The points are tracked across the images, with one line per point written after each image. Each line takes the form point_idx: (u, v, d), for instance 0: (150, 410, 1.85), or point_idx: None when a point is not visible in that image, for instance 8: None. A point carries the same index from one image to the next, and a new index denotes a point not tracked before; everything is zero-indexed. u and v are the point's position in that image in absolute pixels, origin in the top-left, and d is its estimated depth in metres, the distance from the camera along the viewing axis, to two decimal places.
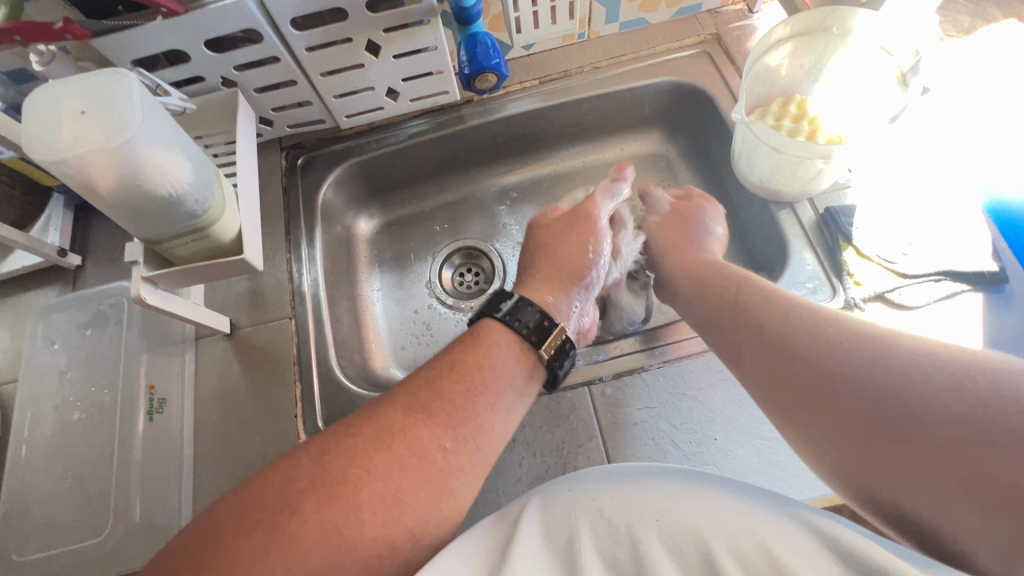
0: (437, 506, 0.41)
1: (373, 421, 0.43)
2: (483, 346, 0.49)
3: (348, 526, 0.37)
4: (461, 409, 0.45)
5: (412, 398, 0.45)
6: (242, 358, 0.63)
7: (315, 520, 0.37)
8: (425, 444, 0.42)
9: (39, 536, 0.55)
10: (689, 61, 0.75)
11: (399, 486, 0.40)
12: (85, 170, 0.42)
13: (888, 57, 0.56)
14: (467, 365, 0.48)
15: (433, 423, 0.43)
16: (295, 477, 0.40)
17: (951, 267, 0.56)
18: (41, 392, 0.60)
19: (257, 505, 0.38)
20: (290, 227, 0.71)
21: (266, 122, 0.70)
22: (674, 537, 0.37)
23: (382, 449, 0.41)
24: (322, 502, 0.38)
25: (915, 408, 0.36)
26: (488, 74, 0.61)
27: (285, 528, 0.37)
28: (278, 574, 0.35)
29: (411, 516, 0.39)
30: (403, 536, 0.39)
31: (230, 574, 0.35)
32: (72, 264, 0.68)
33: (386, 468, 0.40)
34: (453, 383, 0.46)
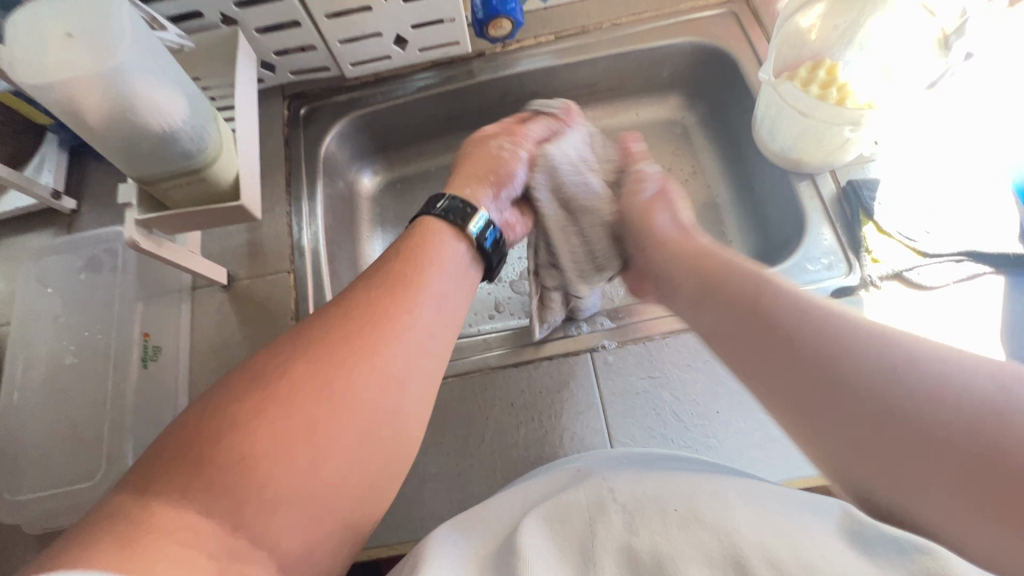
0: (415, 357, 0.41)
1: (337, 303, 0.42)
2: (431, 234, 0.49)
3: (331, 385, 0.36)
4: (422, 282, 0.45)
5: (371, 281, 0.44)
6: (238, 310, 0.62)
7: (300, 383, 0.36)
8: (389, 311, 0.41)
9: (33, 477, 0.54)
10: (713, 21, 0.71)
11: (371, 342, 0.39)
12: (73, 98, 0.40)
13: (931, 18, 0.52)
14: (420, 246, 0.48)
15: (397, 295, 0.43)
16: (274, 355, 0.38)
17: (975, 248, 0.53)
18: (35, 334, 0.59)
19: (237, 386, 0.36)
20: (291, 179, 0.69)
21: (268, 66, 0.67)
22: (698, 531, 0.35)
23: (348, 322, 0.40)
24: (305, 368, 0.37)
25: (882, 387, 0.32)
26: (503, 20, 0.58)
27: (274, 390, 0.35)
28: (288, 428, 0.34)
29: (390, 364, 0.39)
30: (389, 381, 0.38)
31: (228, 446, 0.32)
32: (67, 208, 0.66)
33: (360, 327, 0.40)
34: (404, 264, 0.46)
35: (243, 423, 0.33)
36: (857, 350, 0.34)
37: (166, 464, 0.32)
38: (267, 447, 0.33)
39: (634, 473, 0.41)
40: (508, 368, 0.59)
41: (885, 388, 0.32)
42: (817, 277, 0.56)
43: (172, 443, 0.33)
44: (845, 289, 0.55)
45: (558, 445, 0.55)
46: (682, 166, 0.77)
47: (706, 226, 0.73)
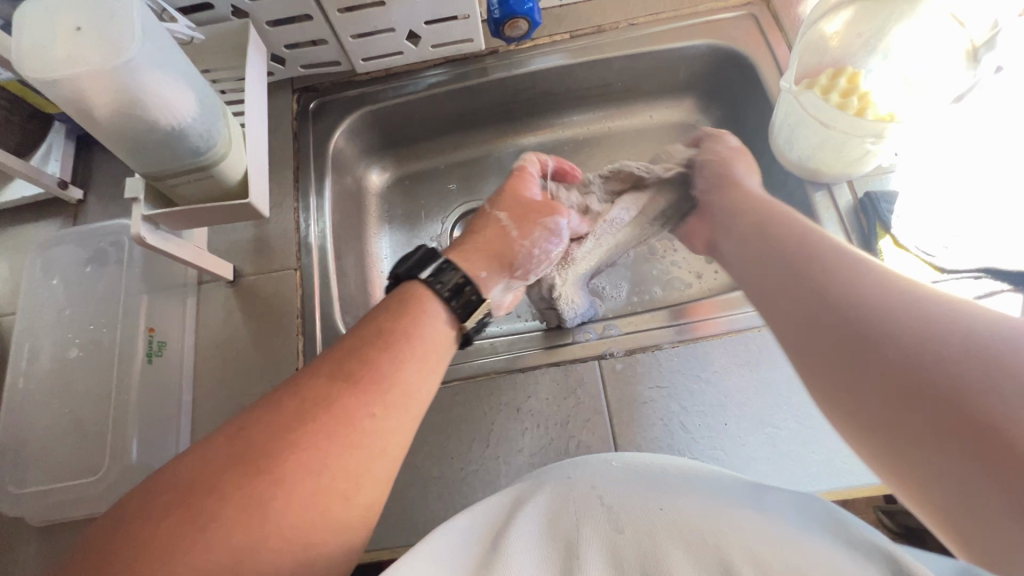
0: (379, 431, 0.39)
1: (295, 380, 0.40)
2: (415, 304, 0.46)
3: (285, 476, 0.34)
4: (395, 361, 0.42)
5: (342, 347, 0.42)
6: (244, 307, 0.62)
7: (245, 485, 0.34)
8: (357, 385, 0.39)
9: (36, 470, 0.54)
10: (732, 24, 0.69)
11: (327, 424, 0.37)
12: (82, 93, 0.39)
13: (960, 28, 0.51)
14: (404, 303, 0.46)
15: (372, 361, 0.41)
16: (230, 438, 0.36)
17: (993, 264, 0.52)
18: (40, 325, 0.59)
19: (181, 485, 0.34)
20: (299, 174, 0.68)
21: (278, 60, 0.66)
22: (682, 533, 0.35)
23: (299, 417, 0.37)
24: (253, 458, 0.35)
25: (896, 340, 0.33)
26: (520, 20, 0.57)
27: (219, 491, 0.33)
28: (227, 533, 0.32)
29: (352, 442, 0.37)
30: (350, 465, 0.37)
31: (164, 563, 0.31)
32: (74, 198, 0.66)
33: (320, 408, 0.38)
34: (380, 325, 0.44)
35: (180, 529, 0.32)
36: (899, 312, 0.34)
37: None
38: (203, 551, 0.32)
39: (623, 469, 0.41)
40: (515, 373, 0.58)
41: (913, 347, 0.32)
42: None
43: (102, 564, 0.31)
44: None
45: (563, 453, 0.54)
46: None
47: None
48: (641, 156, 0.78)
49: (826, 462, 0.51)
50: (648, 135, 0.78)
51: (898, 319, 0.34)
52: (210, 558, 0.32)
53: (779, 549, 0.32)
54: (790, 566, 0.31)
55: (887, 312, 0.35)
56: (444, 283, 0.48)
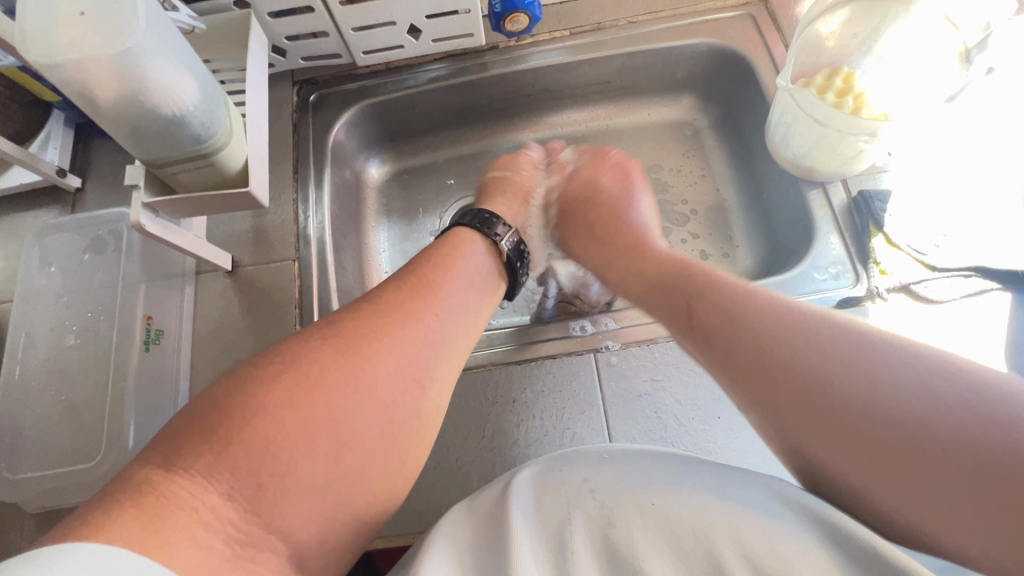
0: (434, 362, 0.44)
1: (367, 304, 0.45)
2: (455, 245, 0.54)
3: (362, 378, 0.39)
4: (442, 287, 0.48)
5: (399, 284, 0.48)
6: (242, 297, 0.62)
7: (329, 376, 0.39)
8: (413, 313, 0.45)
9: (31, 456, 0.54)
10: (730, 23, 0.70)
11: (397, 342, 0.43)
12: (85, 79, 0.39)
13: (954, 31, 0.52)
14: (445, 254, 0.53)
15: (422, 298, 0.47)
16: (306, 347, 0.40)
17: (983, 263, 0.53)
18: (37, 312, 0.59)
19: (272, 371, 0.38)
20: (299, 166, 0.69)
21: (279, 51, 0.67)
22: (672, 524, 0.35)
23: (364, 335, 0.42)
24: (336, 360, 0.40)
25: (878, 401, 0.34)
26: (521, 14, 0.58)
27: (305, 378, 0.38)
28: (307, 417, 0.36)
29: (416, 367, 0.42)
30: (410, 383, 0.42)
31: (255, 429, 0.35)
32: (72, 186, 0.66)
33: (388, 328, 0.43)
34: (433, 267, 0.50)
35: (267, 408, 0.36)
36: (864, 365, 0.35)
37: (193, 438, 0.34)
38: (300, 451, 0.35)
39: (620, 466, 0.40)
40: (511, 365, 0.59)
41: (893, 408, 0.33)
42: (823, 286, 0.56)
43: (198, 429, 0.35)
44: (851, 299, 0.54)
45: (558, 445, 0.55)
46: (691, 168, 0.76)
47: (713, 230, 0.72)
48: (639, 153, 0.78)
49: None
50: (645, 133, 0.79)
51: (873, 370, 0.35)
52: (303, 462, 0.35)
53: (771, 545, 0.33)
54: (777, 562, 0.32)
55: (863, 364, 0.35)
56: (487, 226, 0.58)
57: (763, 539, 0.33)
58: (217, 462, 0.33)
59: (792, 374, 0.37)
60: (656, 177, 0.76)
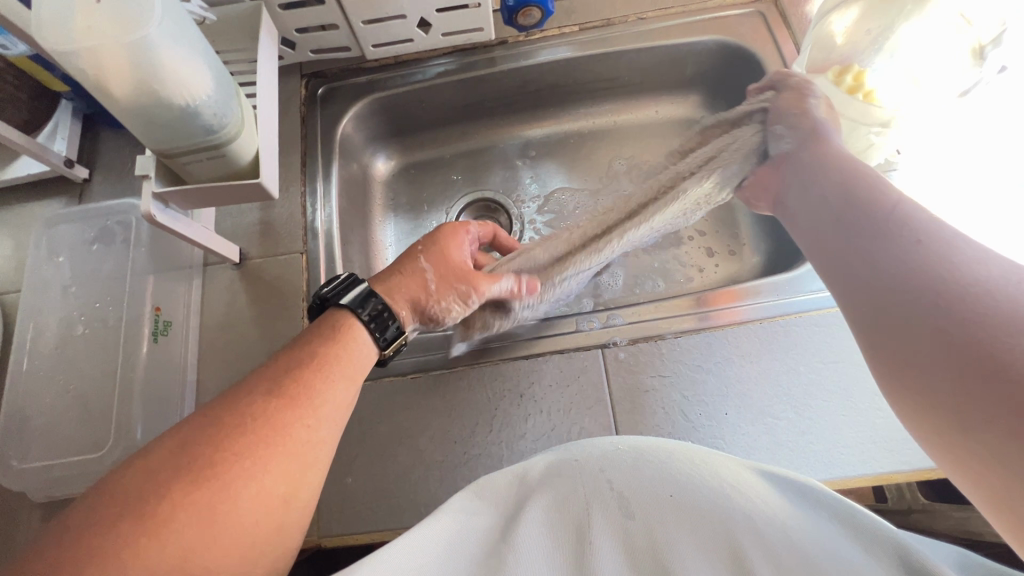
0: (304, 473, 0.39)
1: (224, 406, 0.39)
2: (339, 337, 0.46)
3: (225, 504, 0.35)
4: (319, 392, 0.42)
5: (268, 381, 0.41)
6: (249, 289, 0.62)
7: (182, 506, 0.33)
8: (283, 425, 0.39)
9: (39, 445, 0.54)
10: (739, 20, 0.70)
11: (264, 464, 0.37)
12: (99, 67, 0.39)
13: (966, 28, 0.52)
14: (330, 346, 0.45)
15: (296, 406, 0.40)
16: (173, 457, 0.36)
17: None
18: (45, 302, 0.59)
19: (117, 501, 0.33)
20: (307, 159, 0.69)
21: (288, 43, 0.66)
22: (692, 518, 0.36)
23: (241, 432, 0.38)
24: (189, 484, 0.34)
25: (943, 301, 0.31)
26: (533, 9, 0.58)
27: (152, 513, 0.33)
28: (149, 564, 0.31)
29: (292, 484, 0.38)
30: (285, 496, 0.38)
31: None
32: (79, 177, 0.66)
33: (254, 444, 0.37)
34: (306, 366, 0.43)
35: (109, 556, 0.31)
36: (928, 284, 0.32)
37: None
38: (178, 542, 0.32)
39: (633, 456, 0.40)
40: (518, 359, 0.59)
41: (920, 295, 0.32)
42: None
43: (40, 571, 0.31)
44: None
45: (565, 439, 0.55)
46: None
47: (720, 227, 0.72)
48: (646, 150, 0.78)
49: (824, 452, 0.51)
50: (653, 129, 0.79)
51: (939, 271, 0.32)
52: (184, 543, 0.33)
53: (796, 546, 0.33)
54: (804, 562, 0.32)
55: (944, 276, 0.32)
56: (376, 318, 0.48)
57: (787, 537, 0.33)
58: None
59: (867, 275, 0.36)
60: None
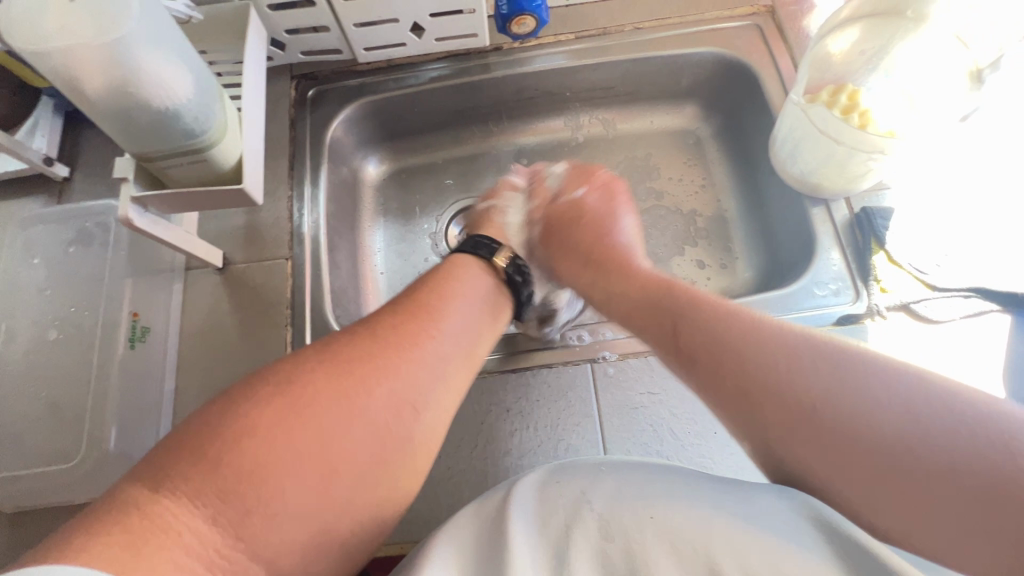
0: (423, 403, 0.43)
1: (364, 327, 0.46)
2: (453, 272, 0.54)
3: (357, 418, 0.40)
4: (440, 314, 0.49)
5: (397, 307, 0.49)
6: (232, 295, 0.61)
7: (318, 408, 0.39)
8: (412, 337, 0.46)
9: (7, 454, 0.52)
10: (736, 33, 0.69)
11: (390, 380, 0.43)
12: (73, 67, 0.38)
13: (964, 50, 0.52)
14: (440, 280, 0.53)
15: (418, 323, 0.47)
16: (308, 366, 0.42)
17: (982, 284, 0.53)
18: (18, 306, 0.57)
19: (268, 389, 0.40)
20: (294, 162, 0.67)
21: (278, 44, 0.65)
22: (672, 537, 0.35)
23: (372, 354, 0.43)
24: (330, 392, 0.40)
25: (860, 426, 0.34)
26: (528, 17, 0.57)
27: (296, 403, 0.39)
28: (286, 456, 0.37)
29: (406, 394, 0.43)
30: (405, 408, 0.42)
31: (234, 454, 0.36)
32: (59, 175, 0.64)
33: (379, 353, 0.44)
34: (428, 293, 0.51)
35: (256, 442, 0.36)
36: (832, 381, 0.36)
37: (181, 459, 0.35)
38: (285, 463, 0.37)
39: (613, 474, 0.40)
40: (505, 372, 0.58)
41: (871, 416, 0.34)
42: (824, 302, 0.55)
43: (186, 447, 0.36)
44: (852, 316, 0.54)
45: (552, 455, 0.54)
46: (693, 177, 0.76)
47: (713, 239, 0.72)
48: (641, 161, 0.77)
49: None
50: (647, 140, 0.78)
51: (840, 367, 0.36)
52: (313, 469, 0.37)
53: (771, 558, 0.32)
54: (772, 565, 0.32)
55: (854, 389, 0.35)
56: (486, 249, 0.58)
57: (763, 549, 0.33)
58: (204, 484, 0.34)
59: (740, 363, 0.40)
60: (656, 185, 0.76)
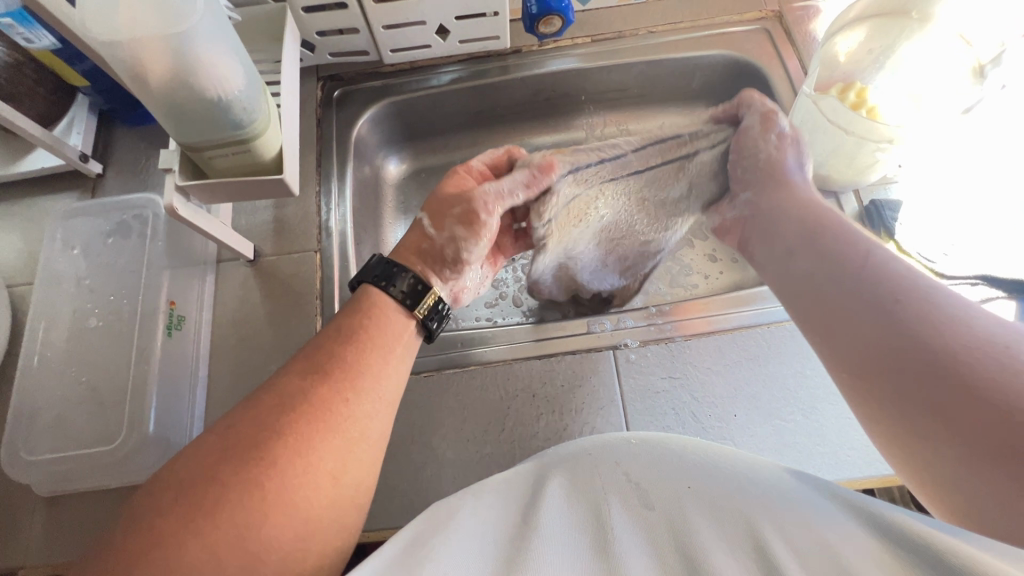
0: (349, 449, 0.42)
1: (269, 391, 0.43)
2: (373, 316, 0.49)
3: (275, 487, 0.38)
4: (361, 370, 0.45)
5: (307, 365, 0.45)
6: (263, 285, 0.63)
7: (231, 485, 0.37)
8: (327, 404, 0.43)
9: (48, 438, 0.54)
10: (746, 36, 0.73)
11: (308, 439, 0.41)
12: (138, 56, 0.40)
13: (967, 48, 0.55)
14: (358, 329, 0.48)
15: (330, 382, 0.44)
16: (212, 451, 0.39)
17: (989, 272, 0.55)
18: (57, 295, 0.58)
19: (173, 486, 0.37)
20: (322, 159, 0.70)
21: (308, 46, 0.68)
22: (710, 505, 0.36)
23: (282, 426, 0.40)
24: (240, 465, 0.38)
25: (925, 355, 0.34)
26: (555, 17, 0.59)
27: (206, 496, 0.37)
28: (209, 547, 0.35)
29: (327, 456, 0.41)
30: (325, 474, 0.40)
31: (156, 558, 0.34)
32: (93, 172, 0.66)
33: (292, 425, 0.41)
34: (345, 346, 0.46)
35: (172, 535, 0.35)
36: (912, 321, 0.36)
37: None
38: (211, 539, 0.35)
39: (643, 444, 0.42)
40: (530, 359, 0.59)
41: (937, 351, 0.34)
42: None
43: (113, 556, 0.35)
44: None
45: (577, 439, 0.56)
46: None
47: None
48: None
49: (831, 453, 0.53)
50: None
51: (925, 308, 0.36)
52: (237, 533, 0.36)
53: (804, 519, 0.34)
54: (809, 534, 0.33)
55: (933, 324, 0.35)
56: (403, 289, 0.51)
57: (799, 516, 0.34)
58: None
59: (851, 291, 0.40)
60: None
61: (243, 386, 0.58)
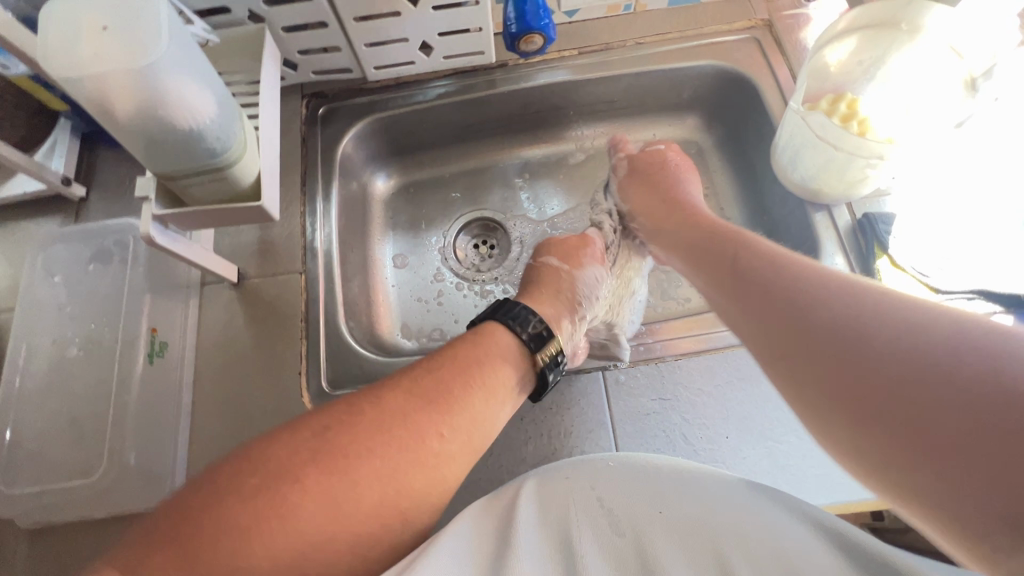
0: (440, 460, 0.43)
1: (391, 382, 0.46)
2: (487, 333, 0.52)
3: (370, 478, 0.40)
4: (467, 374, 0.47)
5: (428, 366, 0.47)
6: (247, 309, 0.62)
7: (338, 461, 0.40)
8: (436, 402, 0.45)
9: (28, 470, 0.53)
10: (735, 46, 0.71)
11: (404, 453, 0.41)
12: (104, 92, 0.40)
13: (959, 60, 0.53)
14: (472, 339, 0.51)
15: (445, 385, 0.46)
16: (329, 424, 0.42)
17: (987, 287, 0.54)
18: (37, 323, 0.58)
19: (292, 443, 0.40)
20: (307, 178, 0.69)
21: (290, 64, 0.67)
22: (681, 532, 0.37)
23: (389, 421, 0.42)
24: (347, 448, 0.40)
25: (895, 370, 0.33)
26: (535, 35, 0.58)
27: (316, 460, 0.39)
28: (305, 510, 0.37)
29: (424, 455, 0.42)
30: (420, 469, 0.42)
31: (260, 508, 0.37)
32: (76, 196, 0.66)
33: (402, 416, 0.43)
34: (459, 351, 0.49)
35: (278, 492, 0.38)
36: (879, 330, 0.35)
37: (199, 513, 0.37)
38: (305, 505, 0.38)
39: (617, 465, 0.42)
40: None
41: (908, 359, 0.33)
42: None
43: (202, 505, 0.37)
44: None
45: None
46: None
47: None
48: None
49: (826, 476, 0.51)
50: None
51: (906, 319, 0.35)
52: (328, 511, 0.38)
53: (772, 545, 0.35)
54: (779, 560, 0.34)
55: (885, 321, 0.35)
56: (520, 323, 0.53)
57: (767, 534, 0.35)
58: (220, 533, 0.36)
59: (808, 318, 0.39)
60: None
61: (227, 413, 0.57)
